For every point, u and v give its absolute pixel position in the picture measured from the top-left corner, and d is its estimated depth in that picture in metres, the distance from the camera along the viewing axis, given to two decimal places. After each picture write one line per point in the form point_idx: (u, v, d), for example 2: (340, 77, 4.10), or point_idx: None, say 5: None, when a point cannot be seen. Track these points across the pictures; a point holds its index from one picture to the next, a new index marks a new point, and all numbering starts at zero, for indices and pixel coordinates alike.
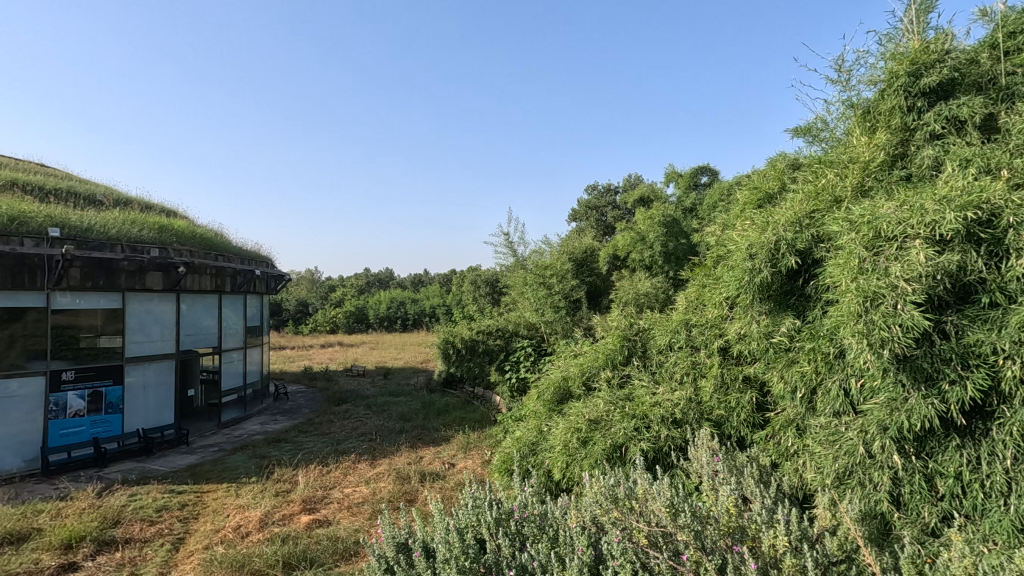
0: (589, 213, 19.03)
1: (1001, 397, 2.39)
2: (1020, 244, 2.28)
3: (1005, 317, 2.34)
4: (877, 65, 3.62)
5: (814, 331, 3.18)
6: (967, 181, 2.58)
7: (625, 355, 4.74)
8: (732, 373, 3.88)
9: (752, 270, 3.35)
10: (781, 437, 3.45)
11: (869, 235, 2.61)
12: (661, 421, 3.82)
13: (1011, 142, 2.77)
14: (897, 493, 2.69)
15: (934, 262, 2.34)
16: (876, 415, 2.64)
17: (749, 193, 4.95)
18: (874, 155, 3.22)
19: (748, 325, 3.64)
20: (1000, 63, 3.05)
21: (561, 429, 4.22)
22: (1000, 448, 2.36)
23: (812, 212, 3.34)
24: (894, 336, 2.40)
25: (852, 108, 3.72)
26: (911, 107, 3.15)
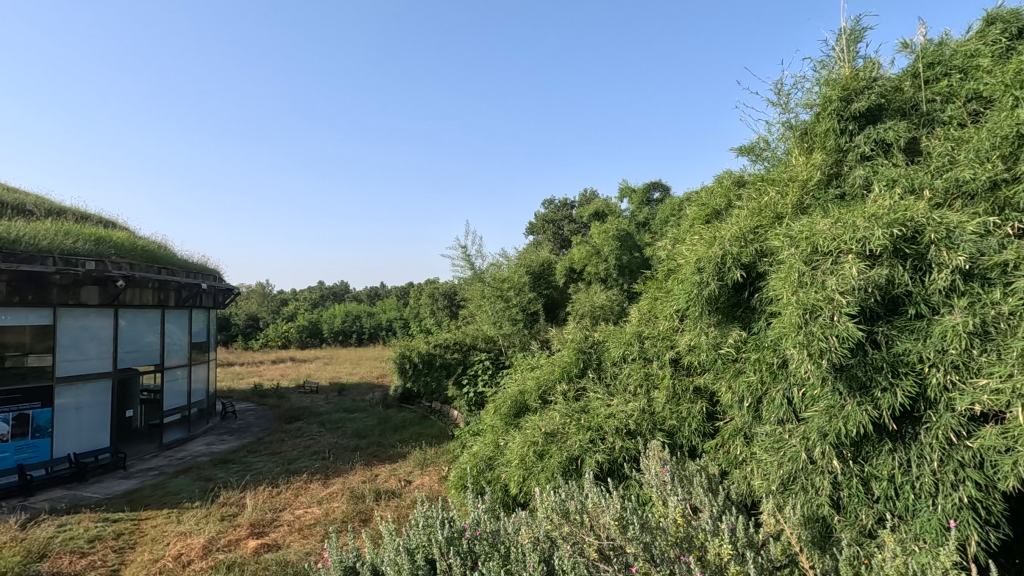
0: (546, 227, 19.26)
1: (927, 403, 2.55)
2: (941, 259, 2.46)
3: (930, 327, 2.51)
4: (812, 91, 3.85)
5: (758, 342, 3.31)
6: (893, 201, 2.76)
7: (580, 367, 4.79)
8: (683, 384, 3.98)
9: (700, 284, 3.46)
10: (730, 445, 3.56)
11: (807, 251, 2.74)
12: (615, 432, 3.87)
13: (933, 164, 2.99)
14: (837, 497, 2.82)
15: (866, 276, 2.48)
16: (816, 422, 2.76)
17: (697, 209, 5.14)
18: (811, 174, 3.40)
19: (698, 337, 3.76)
20: (921, 91, 3.31)
21: (517, 443, 4.21)
22: (928, 451, 2.50)
23: (755, 228, 3.49)
24: (832, 347, 2.53)
25: (790, 130, 3.93)
26: (844, 129, 3.35)
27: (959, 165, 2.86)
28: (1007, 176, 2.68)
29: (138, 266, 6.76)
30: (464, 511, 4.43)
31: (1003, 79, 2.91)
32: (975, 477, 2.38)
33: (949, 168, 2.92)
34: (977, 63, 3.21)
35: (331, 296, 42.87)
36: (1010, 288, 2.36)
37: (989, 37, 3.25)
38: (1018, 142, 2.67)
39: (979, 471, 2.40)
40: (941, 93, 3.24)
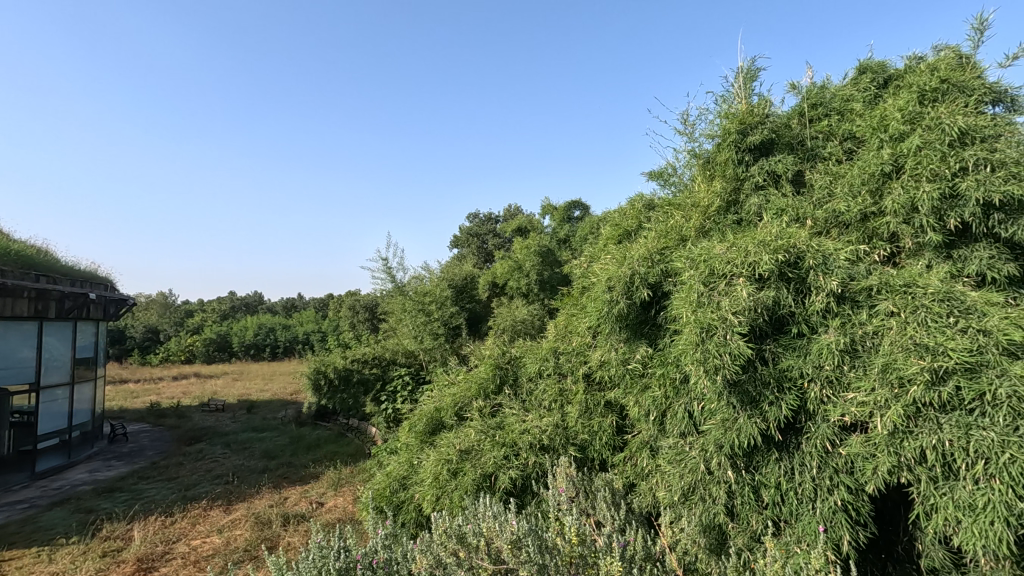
0: (471, 240, 19.31)
1: (807, 414, 2.78)
2: (818, 282, 2.71)
3: (809, 345, 2.75)
4: (714, 123, 4.12)
5: (664, 358, 3.46)
6: (778, 229, 3.01)
7: (497, 384, 4.79)
8: (595, 398, 4.08)
9: (610, 301, 3.56)
10: (637, 458, 3.69)
11: (705, 272, 2.91)
12: (529, 448, 3.89)
13: (814, 196, 3.31)
14: (731, 505, 2.98)
15: (755, 297, 2.68)
16: (713, 435, 2.90)
17: (611, 229, 5.36)
18: (712, 201, 3.64)
19: (608, 353, 3.89)
20: (806, 128, 3.66)
21: (431, 461, 4.13)
22: (809, 459, 2.72)
23: (662, 249, 3.66)
24: (725, 363, 2.68)
25: (695, 158, 4.20)
26: (740, 160, 3.62)
27: (836, 199, 3.19)
28: (872, 209, 3.01)
29: (10, 272, 6.04)
30: (364, 543, 4.41)
31: (871, 123, 3.28)
32: (846, 482, 2.62)
33: (828, 201, 3.24)
34: (851, 107, 3.59)
35: (243, 307, 40.41)
36: (874, 309, 2.63)
37: (860, 84, 3.65)
38: (882, 179, 3.00)
39: (850, 476, 2.64)
40: (822, 131, 3.60)
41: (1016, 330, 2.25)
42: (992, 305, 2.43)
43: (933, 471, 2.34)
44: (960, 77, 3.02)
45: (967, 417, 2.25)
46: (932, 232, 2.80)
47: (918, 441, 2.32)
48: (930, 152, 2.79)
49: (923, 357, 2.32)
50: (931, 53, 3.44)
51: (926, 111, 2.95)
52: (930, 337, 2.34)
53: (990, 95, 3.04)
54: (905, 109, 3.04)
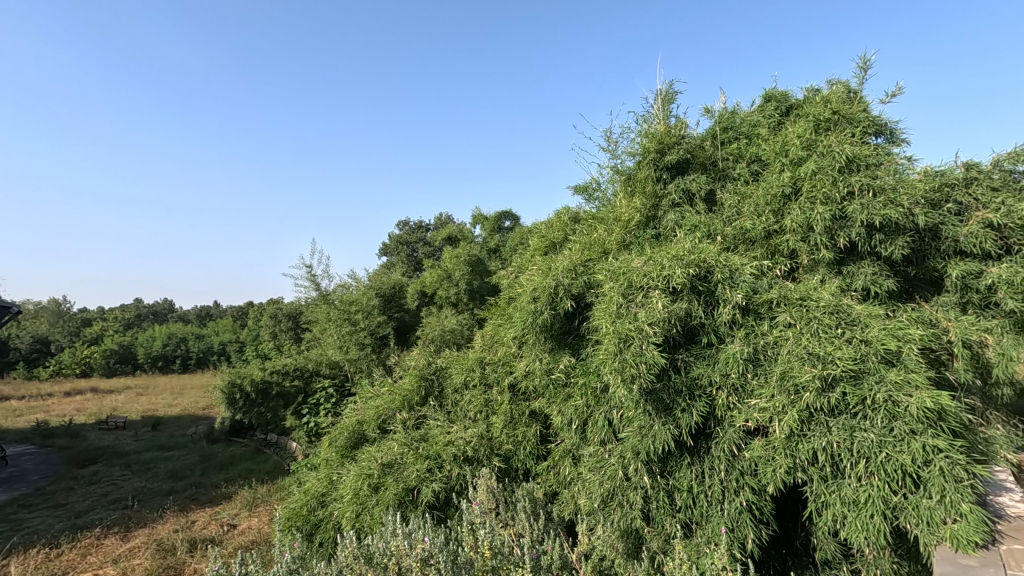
0: (400, 248, 19.00)
1: (716, 420, 2.93)
2: (726, 295, 2.88)
3: (717, 354, 2.91)
4: (635, 141, 4.30)
5: (586, 367, 3.53)
6: (691, 245, 3.17)
7: (422, 395, 4.68)
8: (519, 408, 4.12)
9: (535, 312, 3.60)
10: (560, 466, 3.75)
11: (623, 284, 3.01)
12: (453, 460, 3.84)
13: (724, 214, 3.53)
14: (647, 510, 3.06)
15: (669, 309, 2.79)
16: (630, 442, 2.98)
17: (538, 240, 5.45)
18: (632, 215, 3.78)
19: (533, 363, 3.94)
20: (717, 151, 3.90)
21: (351, 477, 3.98)
22: (717, 463, 2.87)
23: (585, 262, 3.76)
24: (641, 372, 2.76)
25: (617, 175, 4.35)
26: (659, 178, 3.79)
27: (743, 217, 3.42)
28: (774, 228, 3.24)
29: None
30: (270, 567, 4.28)
31: (774, 148, 3.54)
32: (750, 483, 2.79)
33: (736, 219, 3.46)
34: (758, 132, 3.87)
35: (151, 315, 37.48)
36: (774, 321, 2.84)
37: (766, 112, 3.94)
38: (782, 200, 3.25)
39: (753, 478, 2.81)
40: (732, 153, 3.86)
41: (892, 340, 2.50)
42: (874, 317, 2.69)
43: (824, 470, 2.54)
44: (848, 110, 3.33)
45: (851, 420, 2.46)
46: (824, 250, 3.05)
47: (811, 443, 2.51)
48: (823, 176, 3.05)
49: (815, 366, 2.51)
50: (826, 87, 3.77)
51: (819, 139, 3.23)
52: (821, 346, 2.55)
53: (873, 128, 3.38)
54: (802, 137, 3.31)
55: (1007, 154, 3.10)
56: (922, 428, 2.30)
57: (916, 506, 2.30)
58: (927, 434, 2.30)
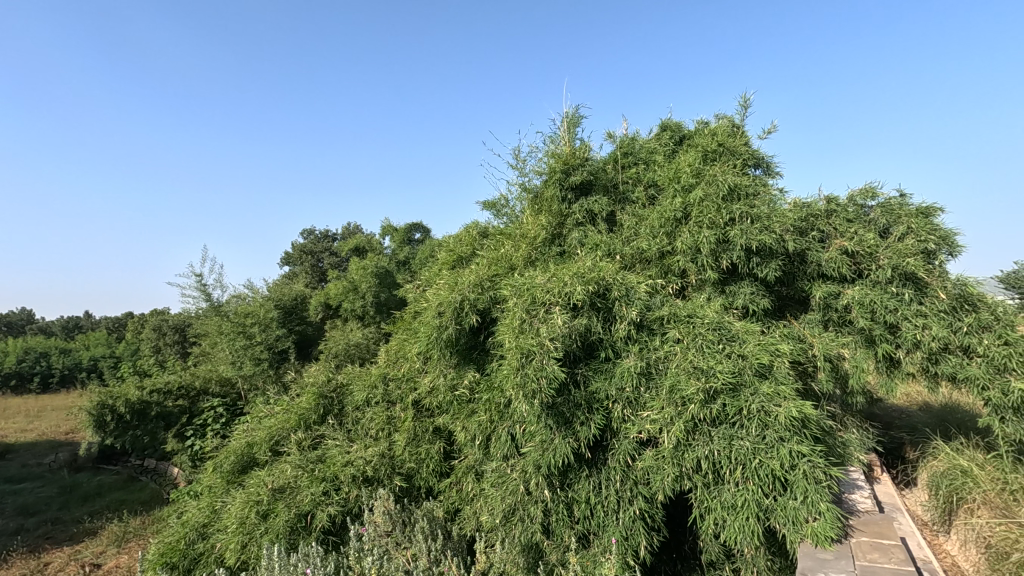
0: (304, 257, 18.06)
1: (613, 433, 3.04)
2: (622, 312, 3.01)
3: (614, 368, 3.02)
4: (542, 161, 4.42)
5: (490, 383, 3.53)
6: (592, 263, 3.29)
7: (319, 413, 4.42)
8: (423, 425, 4.02)
9: (439, 327, 3.52)
10: (463, 483, 3.71)
11: (527, 300, 3.04)
12: (351, 481, 3.66)
13: (624, 235, 3.71)
14: (547, 523, 3.09)
15: (569, 325, 2.86)
16: (532, 456, 2.97)
17: (446, 254, 5.42)
18: (538, 233, 3.85)
19: (437, 378, 3.87)
20: (618, 174, 4.11)
21: (237, 504, 3.66)
22: (613, 474, 2.97)
23: (492, 277, 3.76)
24: (542, 387, 2.77)
25: (525, 193, 4.44)
26: (564, 198, 3.92)
27: (640, 238, 3.61)
28: (667, 248, 3.45)
29: None
30: None
31: (668, 174, 3.79)
32: (643, 492, 2.91)
33: (634, 239, 3.65)
34: (654, 159, 4.13)
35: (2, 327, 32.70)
36: (664, 337, 3.01)
37: (662, 140, 4.24)
38: (674, 224, 3.48)
39: (645, 487, 2.93)
40: (631, 178, 4.09)
41: (765, 355, 2.74)
42: (751, 333, 2.95)
43: (706, 477, 2.71)
44: (732, 143, 3.65)
45: (730, 429, 2.65)
46: (710, 270, 3.30)
47: (695, 452, 2.66)
48: (708, 203, 3.30)
49: (700, 379, 2.68)
50: (713, 121, 4.11)
51: (707, 169, 3.50)
52: (704, 361, 2.74)
53: (752, 161, 3.73)
54: (693, 166, 3.58)
55: (859, 190, 3.55)
56: (789, 435, 2.53)
57: (784, 507, 2.51)
58: (793, 440, 2.52)
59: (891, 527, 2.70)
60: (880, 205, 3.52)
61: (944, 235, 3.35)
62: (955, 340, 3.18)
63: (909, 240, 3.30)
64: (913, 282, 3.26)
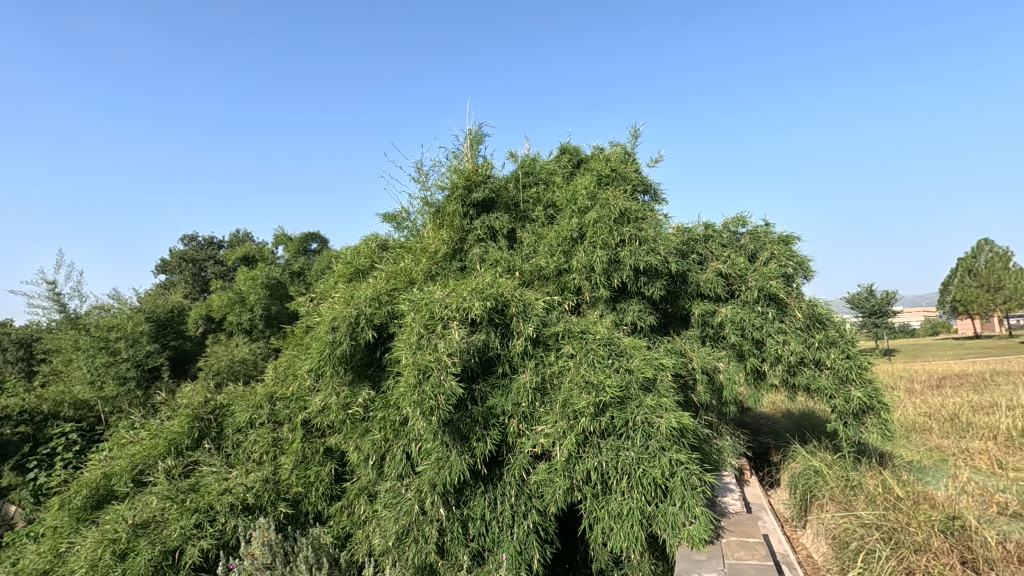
0: (184, 265, 16.48)
1: (509, 447, 3.07)
2: (519, 328, 3.07)
3: (511, 383, 3.05)
4: (445, 176, 4.41)
5: (385, 400, 3.41)
6: (491, 279, 3.32)
7: (194, 438, 4.01)
8: (313, 446, 3.80)
9: (332, 343, 3.35)
10: (355, 506, 3.54)
11: (425, 316, 2.98)
12: (229, 510, 3.35)
13: (523, 252, 3.80)
14: (442, 542, 3.00)
15: (467, 340, 2.86)
16: (428, 474, 2.89)
17: (343, 266, 5.21)
18: (439, 247, 3.82)
19: (329, 397, 3.68)
20: (519, 193, 4.21)
21: (87, 544, 3.20)
22: (508, 489, 2.99)
23: (390, 290, 3.64)
24: (439, 404, 2.71)
25: (427, 207, 4.39)
26: (465, 214, 3.93)
27: (538, 256, 3.72)
28: (564, 266, 3.59)
29: None
30: None
31: (566, 196, 3.95)
32: (536, 505, 2.96)
33: (533, 257, 3.75)
34: (554, 180, 4.32)
35: None
36: (559, 352, 3.11)
37: (561, 163, 4.43)
38: (570, 243, 3.61)
39: (539, 500, 2.98)
40: (532, 197, 4.21)
41: (649, 369, 2.93)
42: (637, 348, 3.14)
43: (595, 488, 2.81)
44: (624, 169, 3.89)
45: (617, 440, 2.78)
46: (602, 288, 3.46)
47: (585, 463, 2.76)
48: (602, 224, 3.46)
49: (591, 393, 2.79)
50: (607, 147, 4.35)
51: (601, 192, 3.69)
52: (595, 375, 2.86)
53: (641, 186, 4.00)
54: (588, 189, 3.76)
55: (731, 218, 3.92)
56: (669, 444, 2.70)
57: (664, 513, 2.67)
58: (673, 449, 2.70)
59: (756, 526, 2.97)
60: (750, 232, 3.91)
61: (800, 260, 3.80)
62: (808, 354, 3.59)
63: (772, 264, 3.69)
64: (774, 302, 3.65)
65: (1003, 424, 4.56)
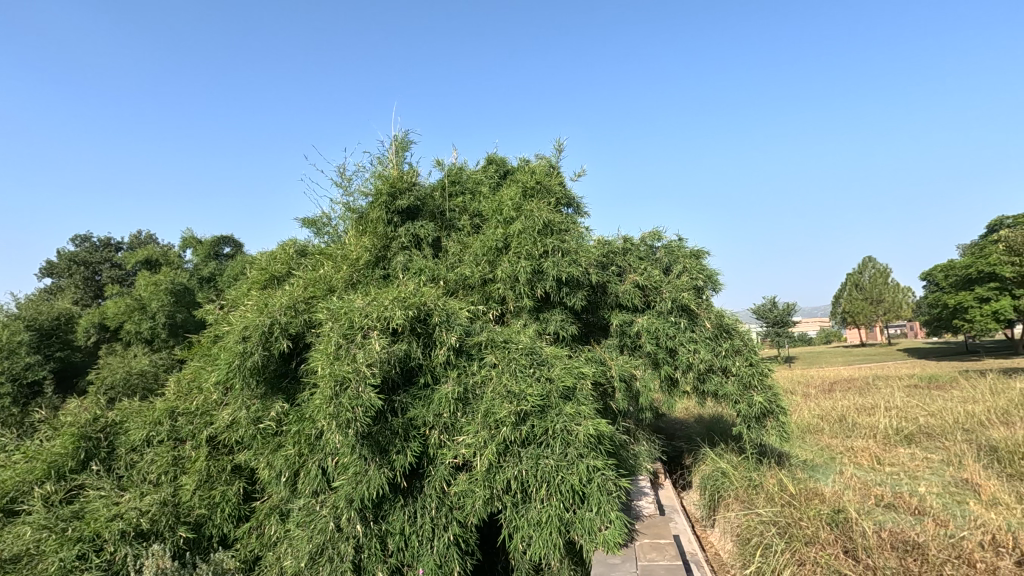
0: (74, 268, 14.97)
1: (429, 459, 3.02)
2: (442, 338, 3.04)
3: (432, 394, 3.01)
4: (369, 182, 4.31)
5: (300, 414, 3.24)
6: (414, 288, 3.27)
7: (79, 460, 3.62)
8: (219, 464, 3.54)
9: (242, 353, 3.15)
10: (265, 526, 3.33)
11: (344, 325, 2.88)
12: (119, 538, 3.04)
13: (448, 261, 3.77)
14: (358, 560, 2.83)
15: (387, 350, 2.78)
16: (344, 490, 2.75)
17: (257, 272, 4.93)
18: (361, 254, 3.71)
19: (238, 411, 3.47)
20: (445, 201, 4.18)
21: None
22: (428, 502, 2.93)
23: (308, 299, 3.48)
24: (357, 417, 2.62)
25: (349, 213, 4.27)
26: (389, 220, 3.84)
27: (463, 265, 3.71)
28: (489, 276, 3.60)
29: None
30: None
31: (492, 207, 3.98)
32: (457, 517, 2.92)
33: (458, 266, 3.74)
34: (480, 190, 4.35)
35: None
36: (481, 362, 3.11)
37: (488, 173, 4.47)
38: (495, 253, 3.64)
39: (459, 512, 2.95)
40: (458, 206, 4.20)
41: (569, 378, 3.00)
42: (558, 358, 3.20)
43: (515, 497, 2.82)
44: (548, 182, 3.97)
45: (537, 449, 2.81)
46: (525, 298, 3.51)
47: (505, 473, 2.77)
48: (526, 235, 3.51)
49: (512, 403, 2.81)
50: (533, 160, 4.44)
51: (526, 204, 3.74)
52: (516, 385, 2.89)
53: (565, 199, 4.10)
54: (513, 200, 3.80)
55: (648, 233, 4.11)
56: (587, 451, 2.77)
57: (581, 519, 2.73)
58: (590, 456, 2.77)
59: (667, 527, 3.10)
60: (665, 246, 4.12)
61: (709, 274, 4.05)
62: (716, 362, 3.81)
63: (684, 277, 3.91)
64: (686, 313, 3.86)
65: (882, 423, 5.08)
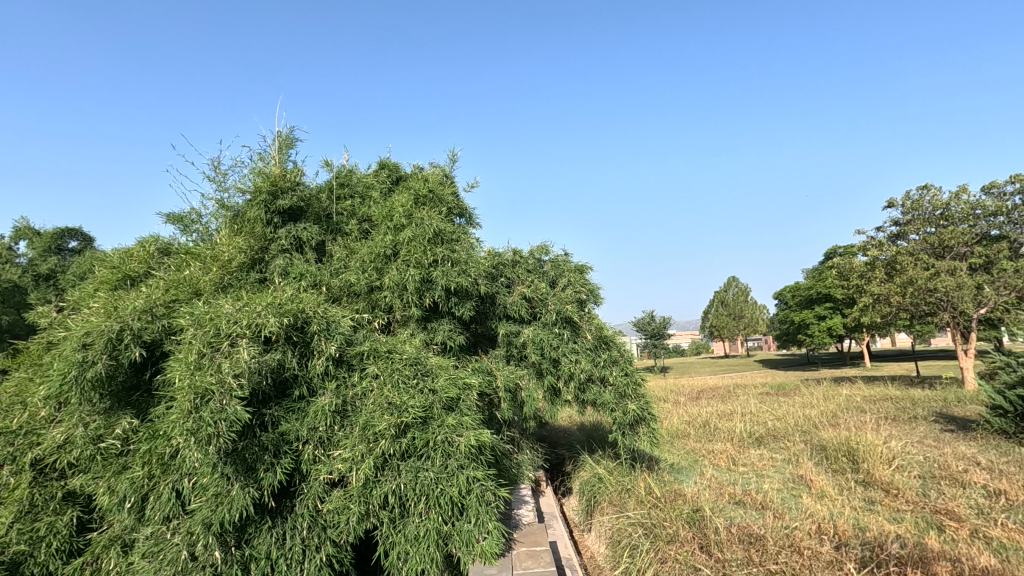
0: None
1: (301, 476, 2.83)
2: (320, 347, 2.88)
3: (307, 407, 2.83)
4: (248, 179, 4.00)
5: (151, 431, 2.88)
6: (292, 294, 3.07)
7: None
8: (47, 492, 3.01)
9: (81, 363, 2.74)
10: (101, 561, 2.90)
11: (209, 332, 2.62)
12: None
13: (332, 267, 3.59)
14: None
15: (258, 360, 2.57)
16: (201, 513, 2.48)
17: (108, 271, 4.36)
18: (234, 255, 3.41)
19: (72, 430, 2.97)
20: (332, 204, 4.00)
21: None
22: (299, 522, 2.74)
23: (169, 302, 3.13)
24: (219, 433, 2.39)
25: (223, 210, 3.92)
26: (269, 221, 3.59)
27: (349, 271, 3.56)
28: (375, 283, 3.49)
29: None
30: None
31: (382, 212, 3.87)
32: (330, 537, 2.77)
33: (343, 271, 3.58)
34: (370, 194, 4.21)
35: None
36: (363, 372, 2.98)
37: (379, 178, 4.35)
38: (383, 260, 3.53)
39: (333, 531, 2.79)
40: (345, 210, 4.04)
41: (453, 389, 2.97)
42: (443, 368, 3.16)
43: (393, 512, 2.73)
44: (440, 191, 3.95)
45: (417, 461, 2.75)
46: (413, 307, 3.44)
47: (382, 487, 2.67)
48: (415, 243, 3.45)
49: (393, 415, 2.73)
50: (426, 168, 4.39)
51: (417, 212, 3.68)
52: (397, 397, 2.81)
53: (456, 209, 4.11)
54: (404, 207, 3.73)
55: (537, 246, 4.23)
56: (467, 462, 2.76)
57: (460, 531, 2.72)
58: (470, 466, 2.77)
59: (544, 534, 3.18)
60: (552, 260, 4.26)
61: (592, 288, 4.25)
62: (596, 372, 3.99)
63: (569, 290, 4.08)
64: (569, 325, 4.01)
65: (738, 427, 5.63)
